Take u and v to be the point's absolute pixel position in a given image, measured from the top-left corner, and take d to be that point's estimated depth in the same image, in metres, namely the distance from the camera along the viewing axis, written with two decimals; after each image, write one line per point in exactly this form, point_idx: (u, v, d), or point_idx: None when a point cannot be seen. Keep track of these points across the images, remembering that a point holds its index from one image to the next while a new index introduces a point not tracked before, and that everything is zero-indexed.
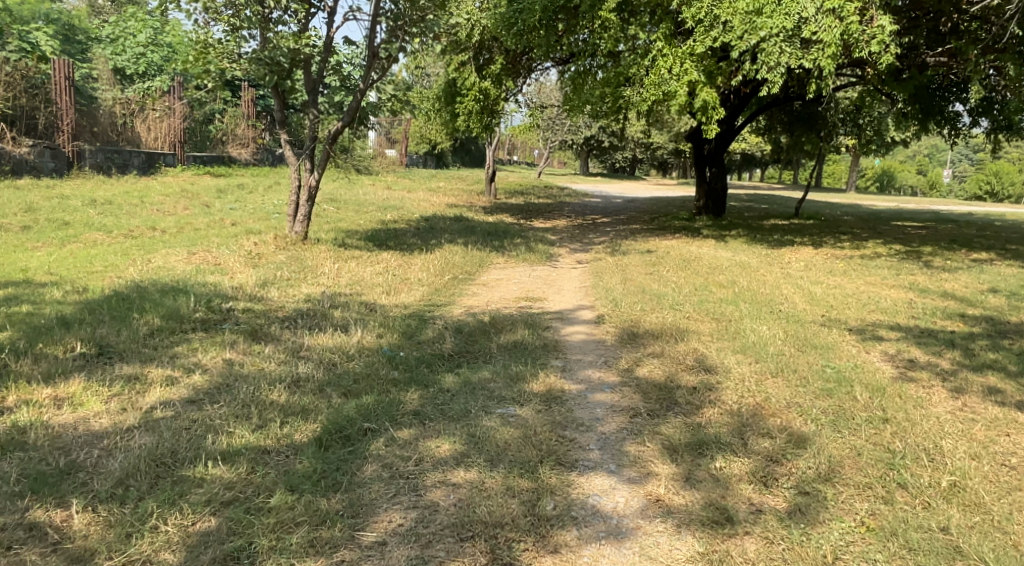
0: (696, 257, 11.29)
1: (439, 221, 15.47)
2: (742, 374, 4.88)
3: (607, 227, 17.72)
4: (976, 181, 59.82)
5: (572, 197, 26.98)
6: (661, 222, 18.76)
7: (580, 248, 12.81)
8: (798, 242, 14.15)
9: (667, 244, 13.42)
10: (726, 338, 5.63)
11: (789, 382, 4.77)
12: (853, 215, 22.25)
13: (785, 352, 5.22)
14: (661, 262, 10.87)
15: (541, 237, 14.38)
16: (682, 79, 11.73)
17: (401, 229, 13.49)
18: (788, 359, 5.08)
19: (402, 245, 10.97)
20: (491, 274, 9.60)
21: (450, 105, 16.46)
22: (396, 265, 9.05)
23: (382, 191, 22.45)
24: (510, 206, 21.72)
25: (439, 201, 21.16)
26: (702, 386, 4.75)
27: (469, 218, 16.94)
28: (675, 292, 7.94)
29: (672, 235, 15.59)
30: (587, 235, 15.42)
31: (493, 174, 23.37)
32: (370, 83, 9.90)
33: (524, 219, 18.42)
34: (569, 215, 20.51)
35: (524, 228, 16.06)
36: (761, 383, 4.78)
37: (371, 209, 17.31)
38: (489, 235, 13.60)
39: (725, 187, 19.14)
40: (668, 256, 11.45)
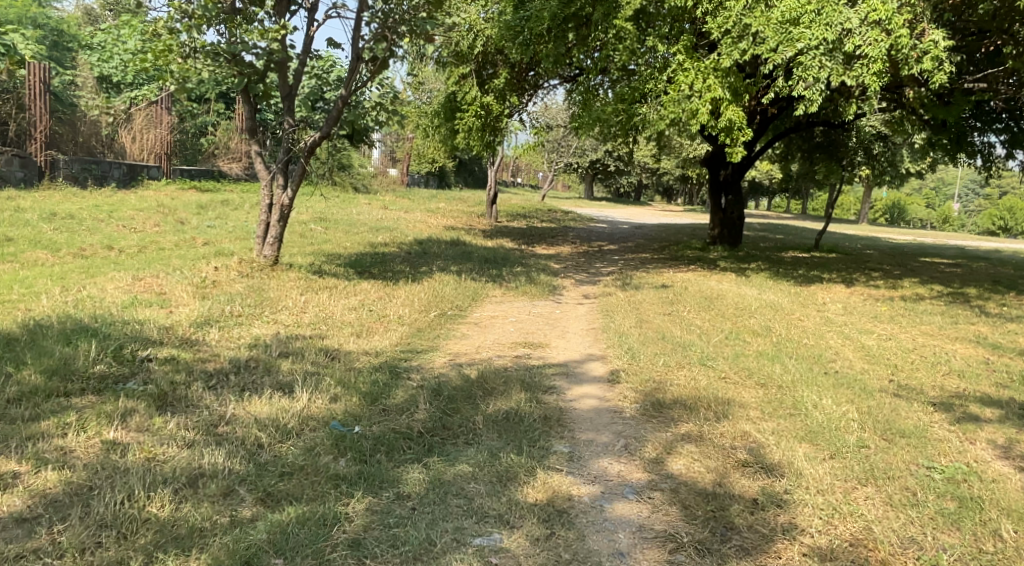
0: (717, 294, 10.07)
1: (434, 246, 14.24)
2: (822, 481, 3.64)
3: (616, 256, 16.53)
4: (989, 215, 58.66)
5: (577, 222, 25.76)
6: (672, 251, 17.56)
7: (587, 279, 11.59)
8: (826, 279, 12.93)
9: (684, 277, 12.19)
10: (784, 416, 4.37)
11: (890, 500, 3.53)
12: (875, 250, 21.01)
13: (870, 445, 3.97)
14: (678, 297, 9.66)
15: (544, 265, 13.18)
16: (705, 97, 10.51)
17: (391, 254, 12.30)
18: (879, 459, 3.83)
19: (388, 273, 9.77)
20: (486, 310, 8.38)
21: (450, 121, 15.30)
22: (376, 297, 7.83)
23: (378, 211, 21.31)
24: (512, 229, 20.52)
25: (438, 223, 19.99)
26: (769, 501, 3.50)
27: (468, 242, 15.76)
28: (703, 342, 6.66)
29: (687, 267, 14.35)
30: (595, 264, 14.23)
31: (495, 196, 22.21)
32: (353, 89, 8.63)
33: (526, 244, 17.25)
34: (575, 242, 19.32)
35: (526, 255, 14.88)
36: (850, 498, 3.53)
37: (363, 231, 16.14)
38: (488, 263, 12.39)
39: (743, 216, 17.88)
40: (685, 293, 10.23)
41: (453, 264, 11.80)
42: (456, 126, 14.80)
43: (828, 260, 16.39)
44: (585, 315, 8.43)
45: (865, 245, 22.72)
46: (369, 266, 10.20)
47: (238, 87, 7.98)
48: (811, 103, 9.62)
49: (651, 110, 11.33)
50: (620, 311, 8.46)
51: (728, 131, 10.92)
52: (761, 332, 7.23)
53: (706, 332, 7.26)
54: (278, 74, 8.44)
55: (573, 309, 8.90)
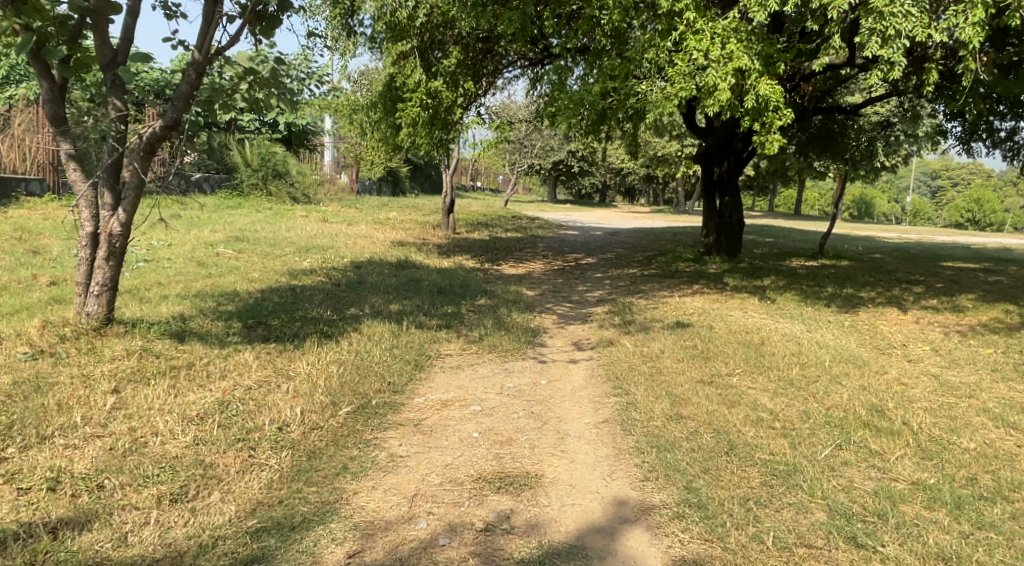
0: (755, 332, 7.34)
1: (373, 270, 11.33)
2: None
3: (596, 274, 13.76)
4: (957, 206, 57.09)
5: (545, 229, 22.97)
6: (661, 265, 14.84)
7: (571, 316, 8.79)
8: (866, 299, 10.23)
9: (694, 305, 9.44)
10: None
11: None
12: (881, 252, 18.47)
13: None
14: (707, 341, 6.94)
15: (513, 292, 10.39)
16: (729, 68, 7.75)
17: (317, 286, 9.38)
18: None
19: (295, 323, 6.84)
20: (435, 384, 5.50)
21: (391, 115, 12.30)
22: (259, 377, 4.94)
23: (314, 225, 18.27)
24: (472, 242, 17.63)
25: (384, 237, 17.02)
26: None
27: (418, 262, 12.86)
28: (798, 454, 4.01)
29: (690, 286, 11.63)
30: (575, 289, 11.43)
31: (453, 203, 19.27)
32: (210, 53, 5.53)
33: (489, 261, 14.42)
34: (546, 255, 16.52)
35: (490, 277, 12.05)
36: None
37: (289, 252, 13.14)
38: (442, 294, 9.53)
39: (742, 220, 15.27)
40: (711, 331, 7.50)
41: (393, 297, 8.94)
42: (397, 121, 11.84)
43: (846, 270, 13.82)
44: (585, 386, 5.62)
45: (868, 246, 20.15)
46: (271, 311, 7.26)
47: (24, 48, 4.92)
48: (884, 70, 6.80)
49: (652, 87, 8.58)
50: (633, 379, 5.65)
51: (756, 114, 8.12)
52: (877, 422, 4.50)
53: (790, 427, 4.49)
54: (96, 30, 5.44)
55: (563, 372, 6.08)
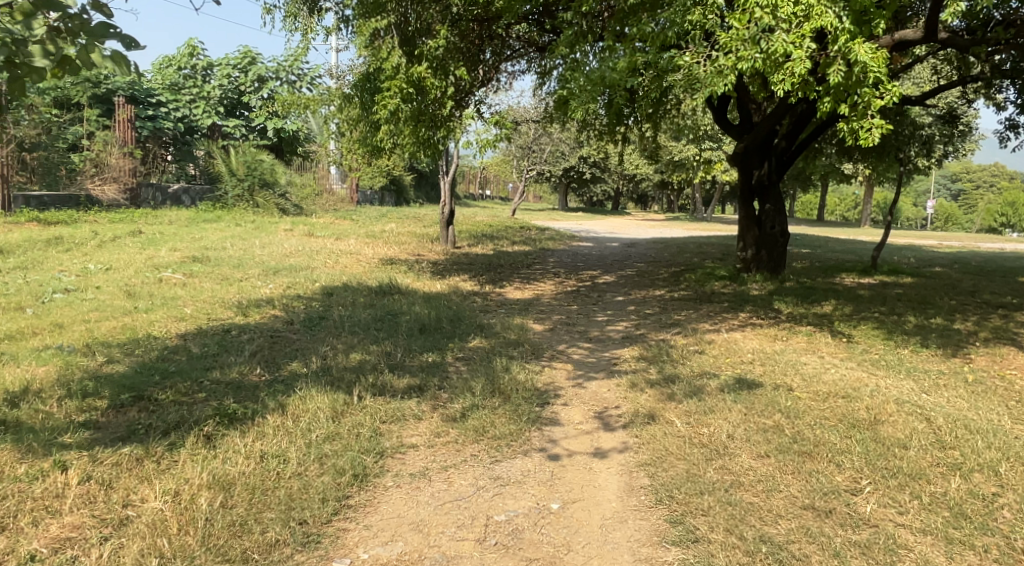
0: (849, 395, 5.27)
1: (343, 299, 9.27)
2: None
3: (616, 297, 11.64)
4: (986, 210, 54.53)
5: (556, 241, 20.88)
6: (691, 285, 12.68)
7: (589, 366, 6.68)
8: (968, 333, 8.01)
9: (749, 346, 7.32)
10: None
11: None
12: (938, 265, 16.18)
13: None
14: (786, 411, 4.87)
15: (515, 327, 8.28)
16: (808, 28, 5.63)
17: (263, 325, 7.35)
18: None
19: (193, 396, 4.78)
20: (380, 519, 3.55)
21: (369, 111, 10.23)
22: (58, 531, 3.23)
23: (295, 240, 16.26)
24: (473, 257, 15.54)
25: (373, 254, 14.97)
26: None
27: (403, 285, 10.80)
28: None
29: (734, 314, 9.45)
30: (594, 320, 9.29)
31: (451, 214, 17.21)
32: None
33: (489, 282, 12.33)
34: (557, 273, 14.40)
35: (488, 305, 9.94)
36: None
37: (251, 275, 11.11)
38: (421, 333, 7.46)
39: (786, 231, 13.08)
40: (785, 394, 5.41)
41: (358, 340, 6.88)
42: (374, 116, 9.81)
43: (916, 289, 11.61)
44: (620, 517, 3.66)
45: (920, 258, 17.82)
46: (170, 375, 5.23)
47: None
48: None
49: (697, 60, 6.42)
50: (702, 507, 3.66)
51: (842, 92, 5.92)
52: None
53: None
54: None
55: (584, 480, 4.02)
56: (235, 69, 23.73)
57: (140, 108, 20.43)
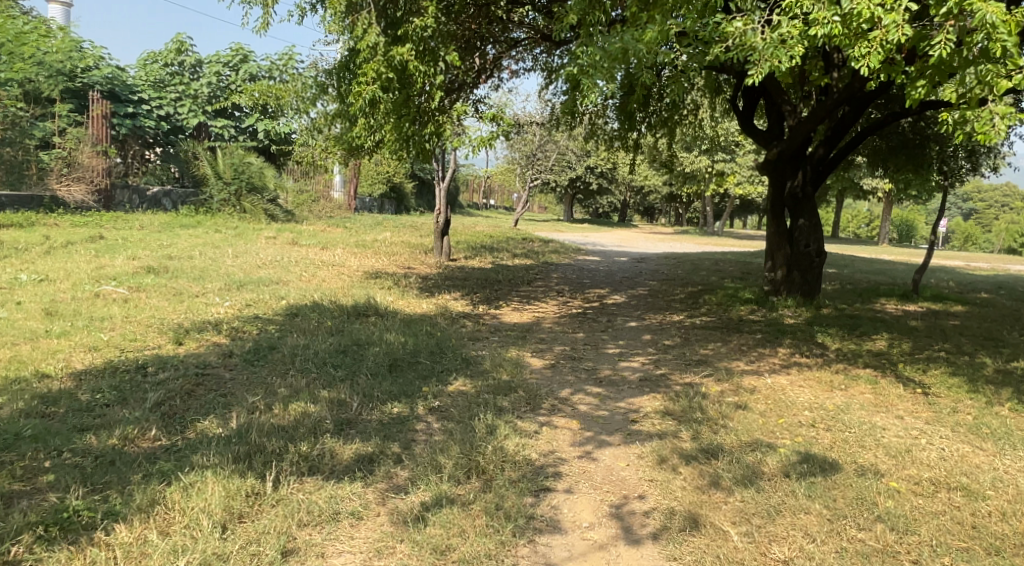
0: (963, 483, 4.06)
1: (307, 323, 7.79)
2: None
3: (629, 322, 10.16)
4: (1007, 229, 52.83)
5: (562, 254, 19.38)
6: (714, 309, 11.20)
7: (601, 422, 5.24)
8: None
9: (801, 395, 5.93)
10: None
11: None
12: (985, 291, 14.64)
13: None
14: (883, 513, 3.74)
15: (510, 362, 6.84)
16: None
17: (195, 358, 5.91)
18: None
19: (36, 484, 3.67)
20: None
21: (346, 103, 8.78)
22: None
23: (274, 249, 14.76)
24: (469, 272, 14.05)
25: (359, 267, 13.49)
26: None
27: (384, 305, 9.35)
28: None
29: (772, 350, 7.96)
30: (605, 353, 7.83)
31: (447, 223, 15.74)
32: None
33: (484, 301, 10.86)
34: (562, 292, 12.92)
35: (481, 333, 8.49)
36: None
37: (209, 289, 9.63)
38: (391, 371, 6.01)
39: (821, 250, 11.56)
40: (869, 478, 4.12)
41: (308, 383, 5.46)
42: (350, 108, 8.42)
43: (976, 322, 10.13)
44: None
45: (960, 282, 16.29)
46: (22, 447, 3.91)
47: None
48: None
49: (750, 25, 5.24)
50: None
51: (938, 70, 4.88)
52: None
53: None
54: None
55: None
56: (226, 66, 22.29)
57: (120, 104, 19.00)
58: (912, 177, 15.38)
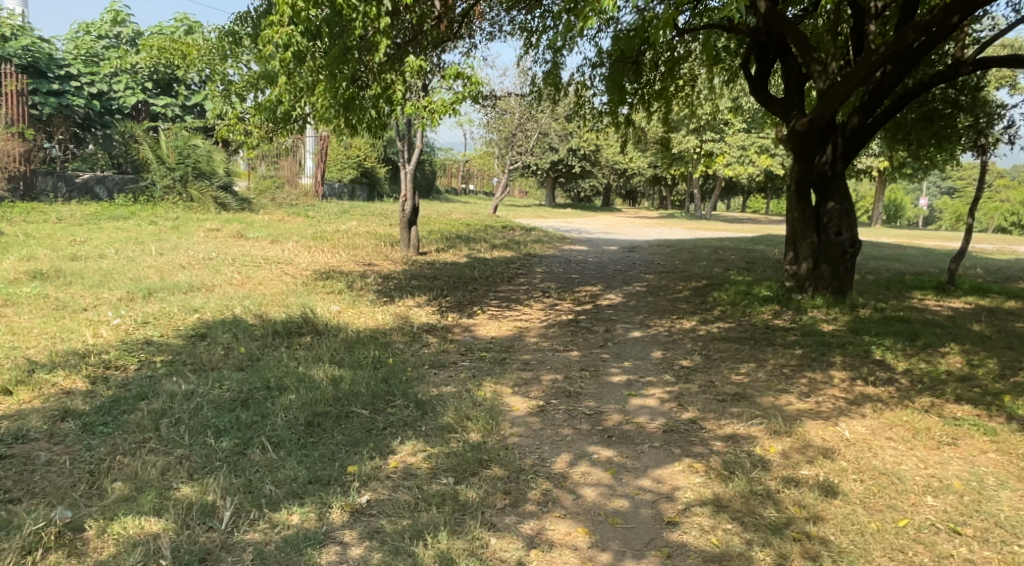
0: None
1: (210, 350, 5.82)
2: None
3: (632, 331, 8.28)
4: (995, 207, 51.52)
5: (545, 244, 17.47)
6: (731, 312, 9.35)
7: (620, 526, 3.51)
8: None
9: (895, 457, 4.20)
10: None
11: None
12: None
13: None
14: None
15: (482, 406, 4.96)
16: None
17: (9, 424, 4.01)
18: None
19: None
20: None
21: (265, 59, 6.79)
22: None
23: (212, 244, 12.69)
24: (440, 268, 12.11)
25: (309, 264, 11.50)
26: None
27: (325, 317, 7.42)
28: None
29: (825, 375, 6.13)
30: (610, 384, 5.97)
31: (414, 211, 13.78)
32: None
33: (454, 307, 8.94)
34: (548, 291, 11.01)
35: (449, 356, 6.57)
36: None
37: (105, 300, 7.60)
38: (303, 437, 4.08)
39: (854, 239, 9.78)
40: None
41: (164, 476, 3.59)
42: (268, 64, 6.47)
43: None
44: None
45: (990, 270, 14.59)
46: None
47: None
48: None
49: None
50: None
51: None
52: None
53: None
54: None
55: None
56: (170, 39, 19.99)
57: (43, 80, 16.80)
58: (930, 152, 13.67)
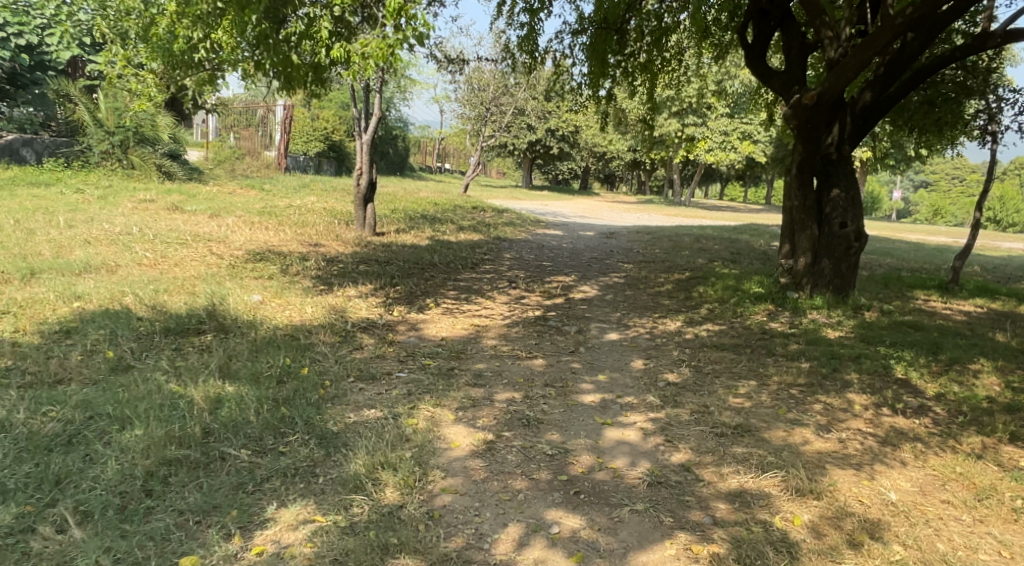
0: None
1: (66, 355, 4.49)
2: None
3: (608, 333, 7.06)
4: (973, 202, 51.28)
5: (516, 227, 16.23)
6: (720, 312, 8.19)
7: None
8: None
9: (967, 541, 3.27)
10: None
11: None
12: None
13: None
14: None
15: (407, 445, 3.74)
16: None
17: None
18: None
19: None
20: None
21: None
22: None
23: (140, 216, 11.25)
24: (396, 251, 10.82)
25: (246, 243, 10.15)
26: None
27: (237, 310, 6.10)
28: None
29: (844, 401, 4.97)
30: (579, 407, 4.77)
31: (371, 187, 12.44)
32: None
33: (402, 299, 7.67)
34: (515, 281, 9.77)
35: (382, 365, 5.32)
36: None
37: None
38: (128, 504, 3.15)
39: (860, 232, 8.65)
40: None
41: None
42: None
43: None
44: None
45: (990, 268, 13.59)
46: None
47: None
48: None
49: None
50: None
51: None
52: None
53: None
54: None
55: None
56: None
57: None
58: (932, 140, 12.57)
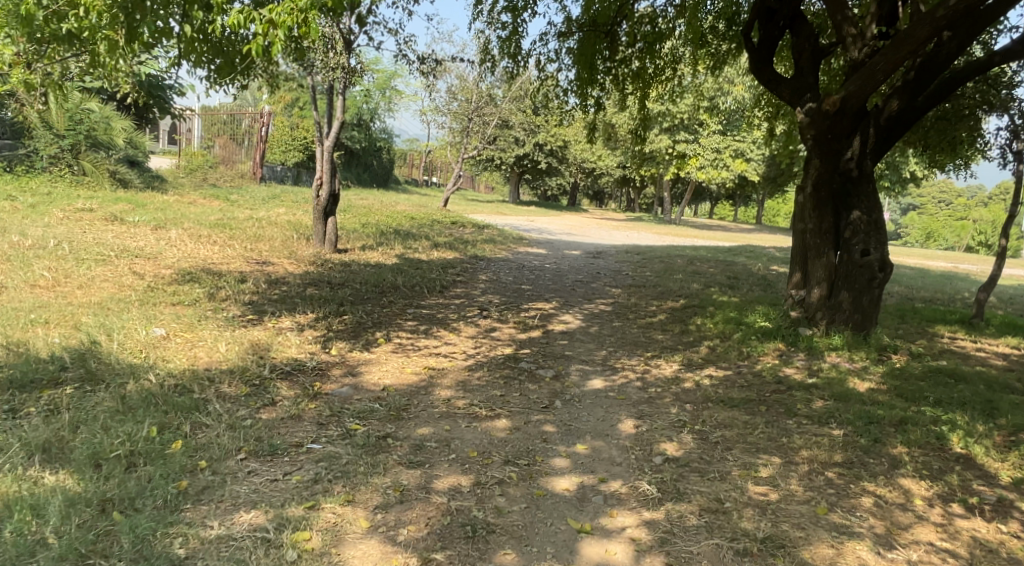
0: None
1: None
2: None
3: (591, 379, 5.81)
4: (964, 226, 50.70)
5: (495, 245, 15.02)
6: (724, 351, 6.96)
7: None
8: None
9: None
10: None
11: None
12: None
13: None
14: None
15: None
16: None
17: None
18: None
19: None
20: None
21: None
22: None
23: (67, 227, 9.95)
24: (356, 272, 9.60)
25: (181, 260, 8.89)
26: None
27: (121, 351, 4.81)
28: None
29: (898, 495, 3.77)
30: (548, 499, 3.58)
31: (333, 199, 11.19)
32: None
33: (345, 332, 6.40)
34: (487, 308, 8.54)
35: (292, 430, 4.05)
36: None
37: None
38: None
39: (884, 260, 7.47)
40: None
41: None
42: None
43: None
44: None
45: (1007, 299, 12.50)
46: None
47: None
48: None
49: None
50: None
51: None
52: None
53: None
54: None
55: None
56: None
57: None
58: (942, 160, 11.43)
